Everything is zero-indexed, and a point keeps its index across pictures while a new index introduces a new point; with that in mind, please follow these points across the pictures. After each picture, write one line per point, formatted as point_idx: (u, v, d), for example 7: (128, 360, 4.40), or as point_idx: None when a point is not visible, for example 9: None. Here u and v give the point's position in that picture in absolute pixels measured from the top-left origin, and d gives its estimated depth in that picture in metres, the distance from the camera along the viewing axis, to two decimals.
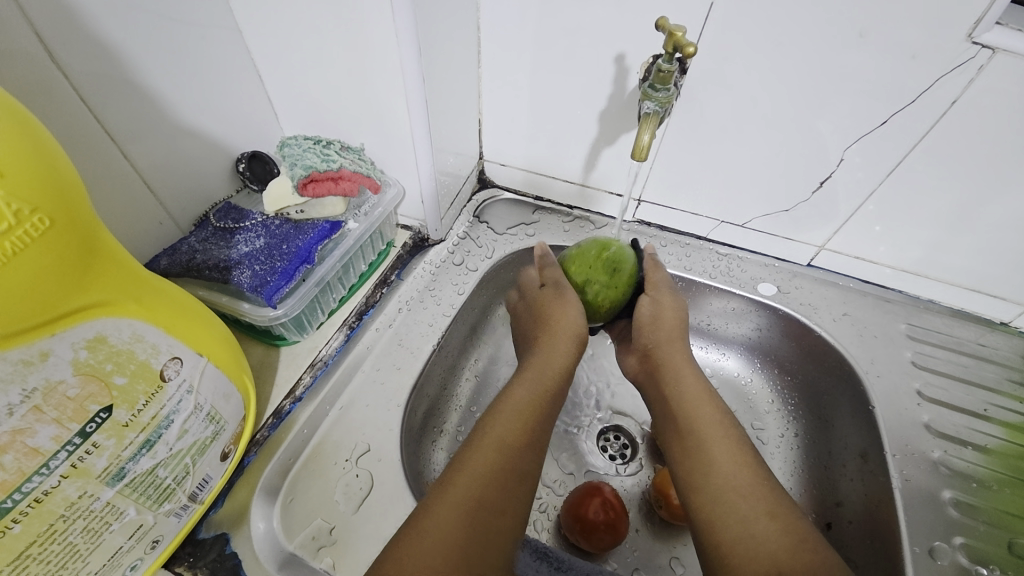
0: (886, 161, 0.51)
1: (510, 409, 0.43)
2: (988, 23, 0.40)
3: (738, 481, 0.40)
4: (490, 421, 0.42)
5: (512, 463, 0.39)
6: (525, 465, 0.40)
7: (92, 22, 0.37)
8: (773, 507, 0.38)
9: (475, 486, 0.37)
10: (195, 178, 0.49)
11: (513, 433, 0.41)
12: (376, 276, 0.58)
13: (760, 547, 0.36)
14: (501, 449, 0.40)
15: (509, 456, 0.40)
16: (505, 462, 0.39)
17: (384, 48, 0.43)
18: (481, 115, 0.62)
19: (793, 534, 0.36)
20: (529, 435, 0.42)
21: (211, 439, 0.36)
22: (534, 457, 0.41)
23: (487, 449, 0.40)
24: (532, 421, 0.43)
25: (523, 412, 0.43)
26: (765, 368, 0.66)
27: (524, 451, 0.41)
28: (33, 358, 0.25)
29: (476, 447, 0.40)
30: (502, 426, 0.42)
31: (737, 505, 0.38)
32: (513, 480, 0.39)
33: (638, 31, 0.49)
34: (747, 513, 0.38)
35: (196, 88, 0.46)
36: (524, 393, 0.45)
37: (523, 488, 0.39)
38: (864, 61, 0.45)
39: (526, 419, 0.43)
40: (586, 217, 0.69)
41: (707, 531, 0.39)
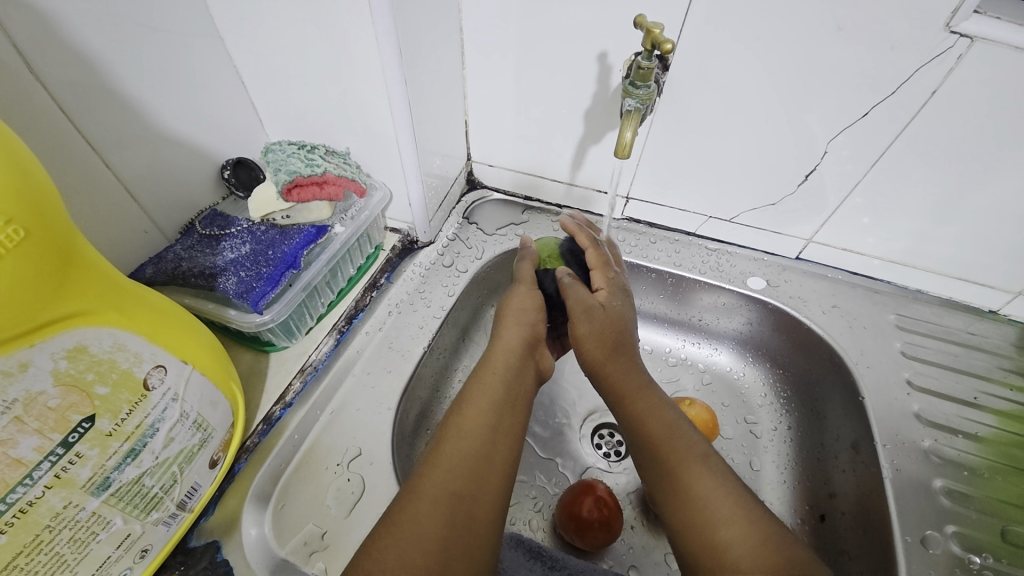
0: (870, 153, 0.51)
1: (477, 405, 0.42)
2: (966, 12, 0.40)
3: (703, 477, 0.39)
4: (464, 415, 0.42)
5: (479, 457, 0.39)
6: (494, 457, 0.40)
7: (70, 32, 0.37)
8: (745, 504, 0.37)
9: (449, 482, 0.37)
10: (179, 186, 0.49)
11: (474, 427, 0.41)
12: (366, 280, 0.58)
13: (733, 551, 0.34)
14: (472, 442, 0.40)
15: (477, 448, 0.39)
16: (478, 453, 0.39)
17: (365, 51, 0.43)
18: (467, 116, 0.63)
19: (765, 532, 0.35)
20: (496, 430, 0.41)
21: (199, 446, 0.36)
22: (500, 450, 0.41)
23: (461, 443, 0.39)
24: (498, 416, 0.42)
25: (488, 411, 0.42)
26: (757, 361, 0.67)
27: (490, 444, 0.40)
28: (12, 369, 0.25)
29: (449, 441, 0.40)
30: (474, 417, 0.41)
31: (706, 506, 0.37)
32: (483, 470, 0.39)
33: (620, 29, 0.49)
34: (720, 510, 0.37)
35: (179, 96, 0.46)
36: (484, 388, 0.44)
37: (496, 480, 0.39)
38: (845, 54, 0.45)
39: (490, 415, 0.42)
40: (575, 215, 0.69)
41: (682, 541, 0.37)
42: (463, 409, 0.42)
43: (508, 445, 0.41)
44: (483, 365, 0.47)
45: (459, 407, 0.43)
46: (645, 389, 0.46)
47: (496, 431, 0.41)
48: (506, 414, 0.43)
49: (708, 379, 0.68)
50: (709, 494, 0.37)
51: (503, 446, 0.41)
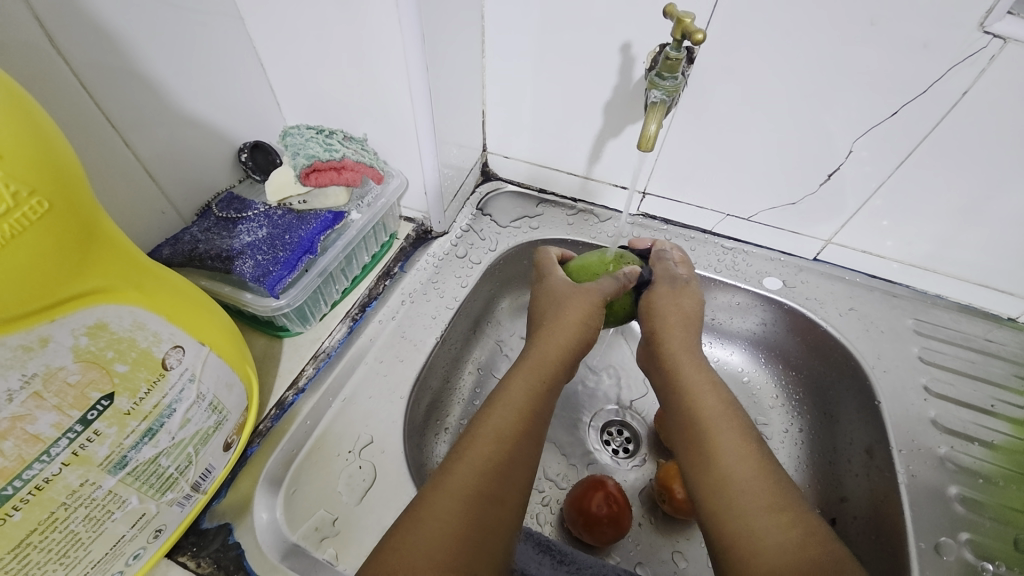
0: (896, 154, 0.50)
1: (508, 404, 0.42)
2: (1001, 12, 0.39)
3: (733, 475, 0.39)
4: (493, 414, 0.42)
5: (507, 459, 0.39)
6: (520, 459, 0.40)
7: (92, 8, 0.36)
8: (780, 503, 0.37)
9: (480, 483, 0.37)
10: (196, 168, 0.48)
11: (508, 428, 0.41)
12: (379, 268, 0.57)
13: (764, 545, 0.35)
14: (499, 442, 0.40)
15: (505, 450, 0.39)
16: (504, 456, 0.39)
17: (386, 36, 0.43)
18: (485, 106, 0.62)
19: (801, 531, 0.35)
20: (525, 431, 0.41)
21: (214, 429, 0.36)
22: (528, 452, 0.41)
23: (489, 443, 0.39)
24: (527, 417, 0.42)
25: (518, 409, 0.42)
26: (771, 363, 0.66)
27: (517, 445, 0.40)
28: (33, 344, 0.25)
29: (476, 441, 0.39)
30: (499, 417, 0.41)
31: (741, 498, 0.38)
32: (509, 473, 0.39)
33: (644, 22, 0.49)
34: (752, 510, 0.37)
35: (198, 76, 0.45)
36: (518, 385, 0.44)
37: (519, 482, 0.39)
38: (875, 50, 0.44)
39: (520, 414, 0.42)
40: (590, 210, 0.68)
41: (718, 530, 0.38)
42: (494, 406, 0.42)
43: (534, 448, 0.42)
44: (524, 359, 0.47)
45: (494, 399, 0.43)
46: (693, 376, 0.46)
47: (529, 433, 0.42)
48: (535, 415, 0.43)
49: (719, 379, 0.67)
50: (747, 485, 0.38)
51: (531, 447, 0.41)
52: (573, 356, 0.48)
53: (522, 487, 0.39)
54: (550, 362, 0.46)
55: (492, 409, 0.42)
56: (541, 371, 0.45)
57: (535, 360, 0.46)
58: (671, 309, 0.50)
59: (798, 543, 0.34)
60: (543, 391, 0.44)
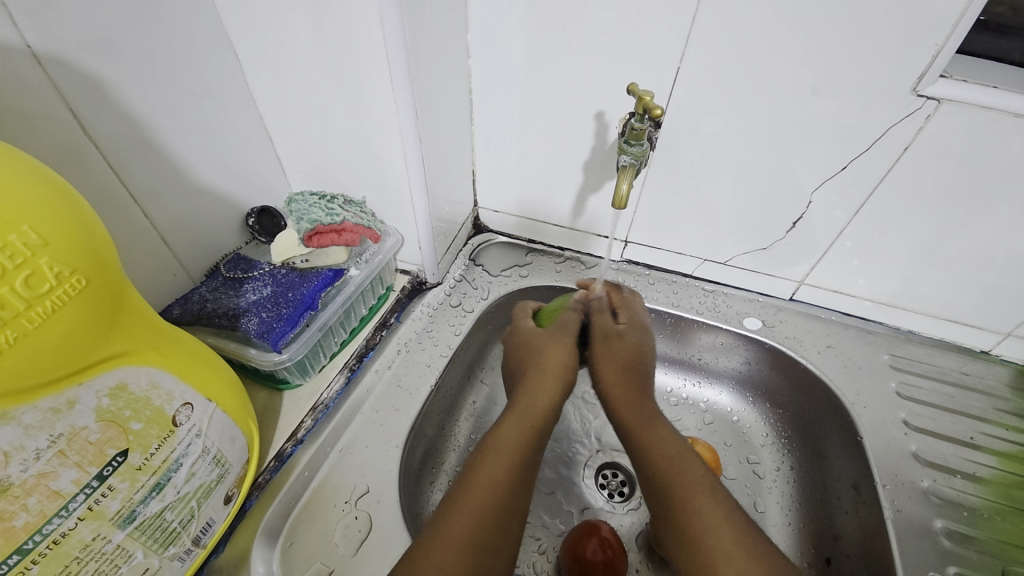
0: (854, 201, 0.54)
1: (502, 451, 0.43)
2: (931, 77, 0.45)
3: (710, 510, 0.40)
4: (486, 463, 0.43)
5: (502, 508, 0.40)
6: (515, 508, 0.42)
7: (121, 98, 0.41)
8: (756, 538, 0.38)
9: (475, 532, 0.38)
10: (208, 233, 0.52)
11: (502, 475, 0.42)
12: (377, 320, 0.61)
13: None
14: (496, 491, 0.41)
15: (503, 500, 0.41)
16: (499, 503, 0.40)
17: (384, 111, 0.47)
18: (475, 166, 0.67)
19: (777, 564, 0.36)
20: (519, 478, 0.43)
21: (216, 482, 0.38)
22: (519, 500, 0.42)
23: (486, 493, 0.40)
24: (522, 464, 0.43)
25: (512, 455, 0.43)
26: (757, 401, 0.67)
27: (511, 493, 0.42)
28: (61, 407, 0.27)
29: (475, 489, 0.41)
30: (495, 466, 0.42)
31: (722, 531, 0.39)
32: (504, 523, 0.40)
33: (613, 94, 0.55)
34: (729, 543, 0.38)
35: (215, 151, 0.50)
36: (514, 433, 0.45)
37: (513, 530, 0.41)
38: (821, 115, 0.49)
39: (514, 461, 0.43)
40: (577, 257, 0.72)
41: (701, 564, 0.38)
42: (487, 453, 0.43)
43: (525, 495, 0.43)
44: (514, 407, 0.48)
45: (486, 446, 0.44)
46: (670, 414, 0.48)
47: (521, 480, 0.43)
48: (529, 464, 0.44)
49: (709, 419, 0.68)
50: (725, 521, 0.39)
51: (524, 496, 0.43)
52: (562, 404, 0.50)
53: (515, 536, 0.41)
54: (545, 409, 0.48)
55: (486, 456, 0.43)
56: (534, 419, 0.47)
57: (528, 407, 0.47)
58: (612, 358, 0.52)
59: None
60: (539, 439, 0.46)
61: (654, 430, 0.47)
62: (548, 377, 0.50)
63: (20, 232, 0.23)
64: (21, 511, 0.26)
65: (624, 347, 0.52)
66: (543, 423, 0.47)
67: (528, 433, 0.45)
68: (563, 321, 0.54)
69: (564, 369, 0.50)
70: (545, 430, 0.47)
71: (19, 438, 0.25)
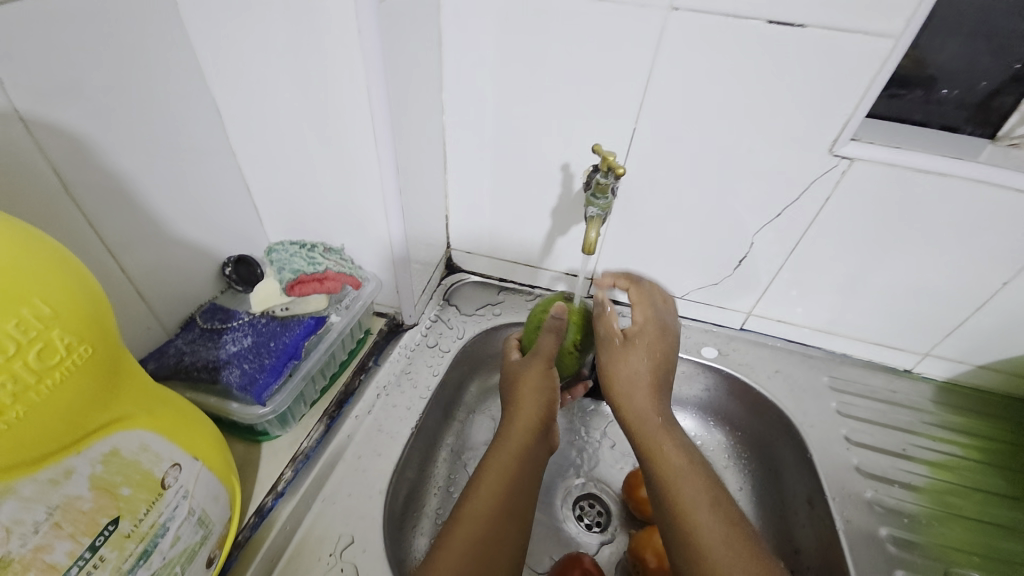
0: (789, 241, 0.62)
1: (486, 487, 0.44)
2: (844, 140, 0.52)
3: (699, 523, 0.43)
4: (471, 500, 0.44)
5: (488, 542, 0.41)
6: (500, 540, 0.42)
7: (106, 157, 0.41)
8: (742, 551, 0.42)
9: (463, 568, 0.39)
10: (183, 282, 0.52)
11: (486, 511, 0.43)
12: (355, 363, 0.61)
13: None
14: (480, 526, 0.42)
15: (488, 535, 0.42)
16: (484, 539, 0.41)
17: (367, 166, 0.50)
18: (448, 211, 0.70)
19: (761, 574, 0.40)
20: (504, 510, 0.43)
21: (199, 545, 0.36)
22: (508, 533, 0.43)
23: (470, 530, 0.41)
24: (505, 497, 0.44)
25: (497, 490, 0.44)
26: (718, 425, 0.72)
27: (497, 529, 0.42)
28: (59, 477, 0.26)
29: (460, 527, 0.42)
30: (480, 502, 0.43)
31: (715, 546, 0.42)
32: (492, 556, 0.41)
33: (577, 149, 0.60)
34: (719, 558, 0.41)
35: (196, 203, 0.51)
36: (495, 467, 0.45)
37: (503, 563, 0.42)
38: (758, 169, 0.57)
39: (497, 496, 0.44)
40: (546, 295, 0.76)
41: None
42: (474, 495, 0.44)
43: (513, 525, 0.44)
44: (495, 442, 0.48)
45: (472, 486, 0.45)
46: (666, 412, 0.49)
47: (509, 513, 0.44)
48: (515, 496, 0.45)
49: None
50: (713, 535, 0.42)
51: (510, 527, 0.43)
52: (543, 430, 0.49)
53: (505, 566, 0.42)
54: (526, 441, 0.47)
55: (471, 494, 0.44)
56: (516, 451, 0.47)
57: (512, 441, 0.47)
58: (649, 344, 0.49)
59: None
60: (525, 468, 0.46)
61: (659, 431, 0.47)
62: (534, 406, 0.49)
63: (32, 305, 0.23)
64: None
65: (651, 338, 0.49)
66: (522, 453, 0.47)
67: (513, 466, 0.46)
68: (540, 347, 0.50)
69: (542, 396, 0.49)
70: (529, 461, 0.47)
71: (17, 512, 0.25)
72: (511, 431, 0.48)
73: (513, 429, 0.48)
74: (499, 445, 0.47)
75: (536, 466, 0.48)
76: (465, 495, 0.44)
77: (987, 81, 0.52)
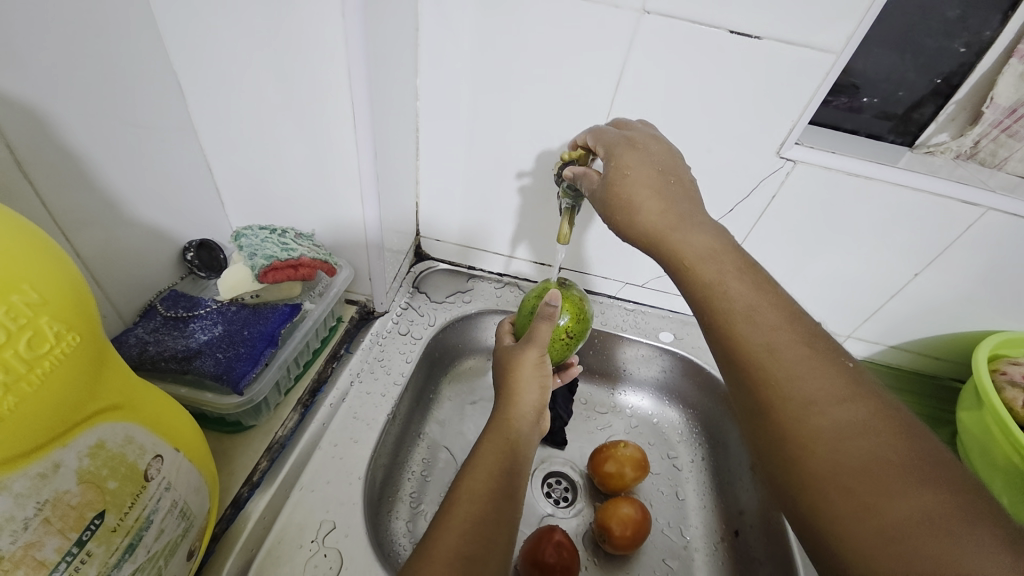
0: (739, 235, 0.67)
1: (482, 466, 0.45)
2: (790, 143, 0.58)
3: (809, 391, 0.33)
4: (468, 479, 0.44)
5: (486, 519, 0.41)
6: (499, 517, 0.42)
7: (61, 133, 0.38)
8: (896, 431, 0.31)
9: (462, 544, 0.39)
10: (140, 267, 0.48)
11: (484, 488, 0.43)
12: (327, 352, 0.61)
13: (862, 456, 0.30)
14: (476, 502, 0.42)
15: (486, 510, 0.42)
16: (482, 515, 0.41)
17: (344, 149, 0.49)
18: (418, 197, 0.70)
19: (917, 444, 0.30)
20: (500, 489, 0.44)
21: (181, 537, 0.35)
22: (506, 512, 0.43)
23: (469, 506, 0.42)
24: (501, 476, 0.45)
25: (493, 469, 0.45)
26: (672, 404, 0.78)
27: (495, 507, 0.42)
28: (48, 470, 0.25)
29: (458, 504, 0.42)
30: (477, 480, 0.44)
31: (831, 408, 0.32)
32: (491, 533, 0.41)
33: (550, 142, 0.62)
34: (844, 427, 0.32)
35: (154, 183, 0.48)
36: (490, 448, 0.47)
37: (503, 542, 0.41)
38: (715, 168, 0.61)
39: (494, 474, 0.45)
40: (515, 283, 0.77)
41: (811, 455, 0.32)
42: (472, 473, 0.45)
43: (511, 503, 0.44)
44: (489, 424, 0.50)
45: (469, 466, 0.46)
46: (708, 253, 0.42)
47: (506, 493, 0.44)
48: (510, 475, 0.45)
49: (635, 423, 0.77)
50: (832, 405, 0.33)
51: (508, 506, 0.43)
52: (536, 415, 0.51)
53: (505, 544, 0.41)
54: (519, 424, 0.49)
55: (467, 473, 0.45)
56: (510, 434, 0.48)
57: (505, 424, 0.49)
58: (641, 170, 0.45)
59: (892, 460, 0.30)
60: (519, 450, 0.48)
61: (721, 285, 0.40)
62: (529, 386, 0.51)
63: (21, 292, 0.23)
64: None
65: (644, 153, 0.47)
66: (516, 435, 0.49)
67: (508, 447, 0.47)
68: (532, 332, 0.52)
69: (535, 379, 0.51)
70: (523, 444, 0.49)
71: (9, 509, 0.24)
72: (505, 415, 0.50)
73: (508, 412, 0.50)
74: (493, 428, 0.49)
75: (529, 450, 0.49)
76: (461, 474, 0.45)
77: (908, 94, 0.59)
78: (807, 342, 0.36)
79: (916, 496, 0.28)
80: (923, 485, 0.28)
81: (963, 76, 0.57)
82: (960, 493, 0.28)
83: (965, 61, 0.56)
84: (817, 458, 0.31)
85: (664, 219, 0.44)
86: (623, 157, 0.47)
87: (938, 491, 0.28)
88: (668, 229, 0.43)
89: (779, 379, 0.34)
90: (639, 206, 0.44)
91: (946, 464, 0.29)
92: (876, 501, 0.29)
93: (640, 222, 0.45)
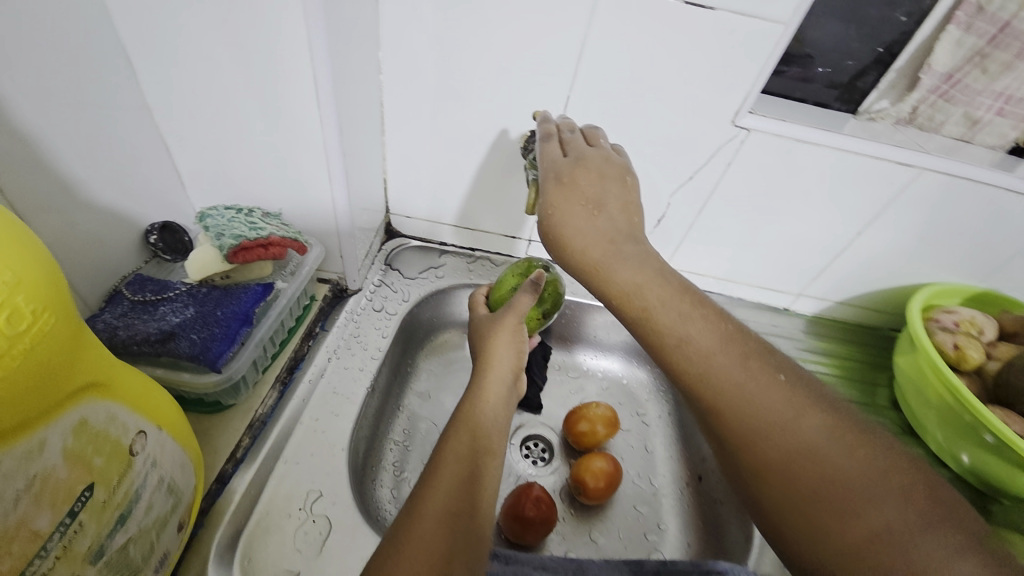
0: (699, 202, 0.71)
1: (464, 428, 0.48)
2: (743, 112, 0.60)
3: (741, 384, 0.40)
4: (452, 441, 0.47)
5: (470, 477, 0.44)
6: (483, 474, 0.45)
7: (10, 113, 0.37)
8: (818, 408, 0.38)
9: (450, 500, 0.42)
10: (102, 252, 0.47)
11: (466, 449, 0.46)
12: (302, 331, 0.61)
13: (792, 437, 0.37)
14: (460, 461, 0.45)
15: (470, 468, 0.45)
16: (466, 473, 0.44)
17: (308, 127, 0.48)
18: (386, 174, 0.70)
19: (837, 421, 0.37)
20: (482, 448, 0.47)
21: (171, 510, 0.37)
22: (488, 468, 0.46)
23: (455, 466, 0.44)
24: (482, 437, 0.47)
25: (474, 430, 0.48)
26: (641, 365, 0.82)
27: (477, 465, 0.45)
28: (36, 446, 0.26)
29: (444, 464, 0.44)
30: (460, 442, 0.46)
31: (759, 393, 0.39)
32: (476, 489, 0.43)
33: (516, 114, 0.63)
34: (774, 413, 0.38)
35: (110, 165, 0.46)
36: (468, 411, 0.49)
37: (487, 497, 0.44)
38: (675, 138, 0.64)
39: (475, 435, 0.47)
40: (486, 256, 0.78)
41: (749, 443, 0.38)
42: (455, 436, 0.47)
43: (493, 461, 0.47)
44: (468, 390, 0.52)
45: (451, 429, 0.48)
46: (636, 267, 0.46)
47: (487, 452, 0.47)
48: (489, 435, 0.48)
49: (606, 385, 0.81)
50: (760, 392, 0.39)
51: (490, 463, 0.46)
52: (512, 380, 0.53)
53: (490, 499, 0.44)
54: (498, 389, 0.52)
55: (451, 437, 0.47)
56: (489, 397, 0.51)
57: (485, 389, 0.51)
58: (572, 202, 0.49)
59: (821, 439, 0.36)
60: (499, 411, 0.50)
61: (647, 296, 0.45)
62: (504, 351, 0.53)
63: None
64: (6, 555, 0.25)
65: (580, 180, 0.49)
66: (496, 397, 0.51)
67: (488, 410, 0.50)
68: (513, 303, 0.55)
69: (511, 346, 0.54)
70: (501, 406, 0.51)
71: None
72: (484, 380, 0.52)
73: (487, 377, 0.52)
74: (473, 392, 0.51)
75: (508, 410, 0.52)
76: (444, 437, 0.48)
77: (853, 63, 0.62)
78: (733, 341, 0.42)
79: (848, 463, 0.35)
80: (872, 474, 0.34)
81: (903, 45, 0.61)
82: (875, 454, 0.35)
83: (906, 30, 0.59)
84: (758, 445, 0.38)
85: (599, 250, 0.48)
86: (551, 198, 0.50)
87: (871, 462, 0.35)
88: (601, 262, 0.47)
89: (721, 388, 0.40)
90: (573, 239, 0.48)
91: (862, 430, 0.37)
92: (816, 475, 0.35)
93: (579, 255, 0.48)
